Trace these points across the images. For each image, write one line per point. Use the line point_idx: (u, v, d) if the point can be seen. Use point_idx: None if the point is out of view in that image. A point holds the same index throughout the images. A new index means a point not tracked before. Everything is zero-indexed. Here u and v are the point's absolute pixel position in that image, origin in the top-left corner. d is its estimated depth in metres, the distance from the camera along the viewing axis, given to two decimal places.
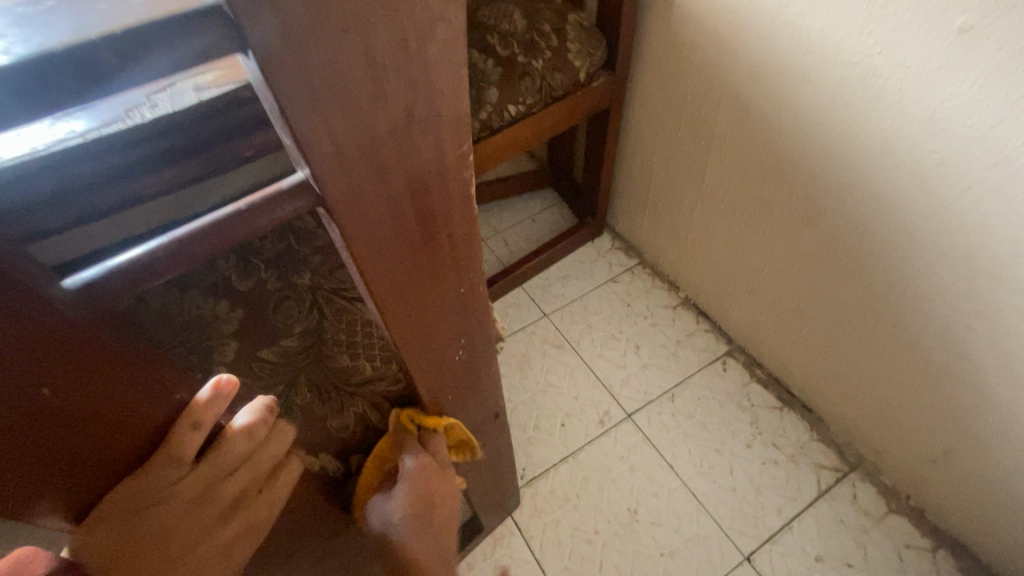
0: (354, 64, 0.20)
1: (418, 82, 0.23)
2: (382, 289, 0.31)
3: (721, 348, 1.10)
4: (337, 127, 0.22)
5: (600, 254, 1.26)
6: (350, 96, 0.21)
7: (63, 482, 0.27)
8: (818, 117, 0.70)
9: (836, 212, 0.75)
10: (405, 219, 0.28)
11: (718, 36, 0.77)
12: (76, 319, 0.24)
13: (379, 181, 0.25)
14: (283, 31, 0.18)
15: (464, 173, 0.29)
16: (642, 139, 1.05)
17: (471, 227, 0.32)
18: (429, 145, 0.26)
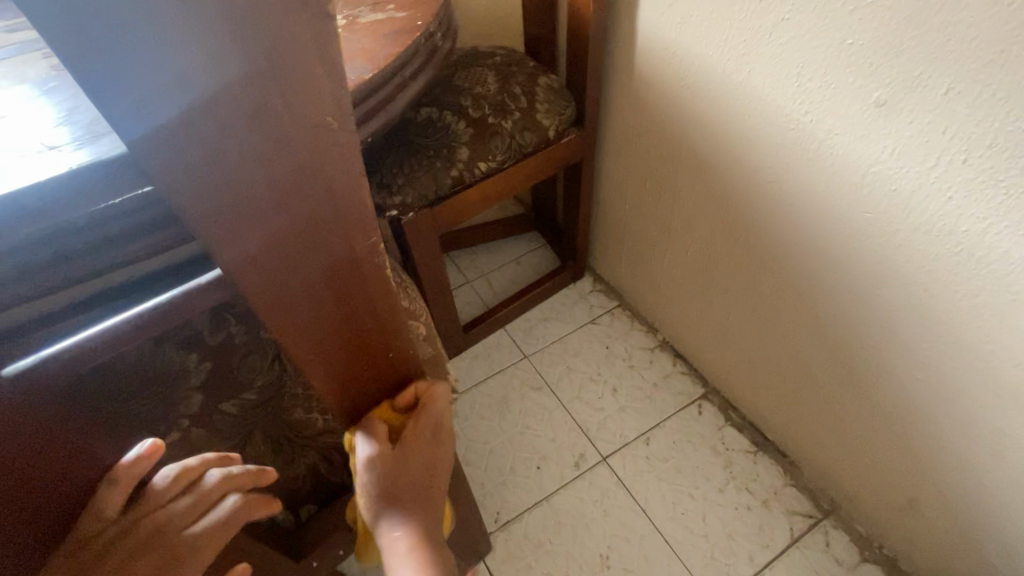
0: (255, 187, 0.25)
1: (318, 193, 0.27)
2: (306, 356, 0.35)
3: (698, 391, 1.11)
4: (244, 236, 0.26)
5: (581, 297, 1.29)
6: (256, 212, 0.26)
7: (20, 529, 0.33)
8: (765, 175, 0.74)
9: (789, 265, 0.78)
10: (323, 300, 0.32)
11: (672, 98, 0.83)
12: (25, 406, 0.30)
13: (292, 273, 0.30)
14: (187, 161, 0.23)
15: (376, 259, 0.33)
16: (613, 189, 1.10)
17: (388, 296, 0.36)
18: (339, 242, 0.30)
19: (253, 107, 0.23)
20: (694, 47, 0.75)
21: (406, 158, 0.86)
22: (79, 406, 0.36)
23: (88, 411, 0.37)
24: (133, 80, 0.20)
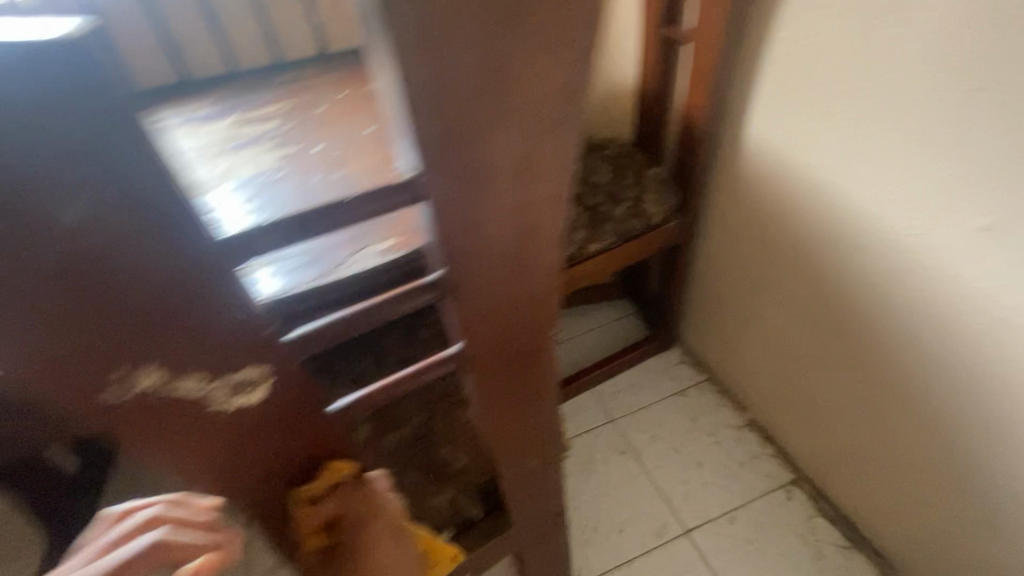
0: (498, 276, 0.35)
1: (535, 284, 0.37)
2: (489, 406, 0.44)
3: (787, 476, 1.11)
4: (477, 307, 0.36)
5: (669, 367, 1.34)
6: (490, 293, 0.36)
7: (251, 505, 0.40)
8: (861, 276, 0.79)
9: (886, 364, 0.81)
10: (512, 360, 0.41)
11: (776, 198, 0.90)
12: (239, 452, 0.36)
13: (498, 337, 0.39)
14: (468, 282, 0.34)
15: (553, 333, 0.41)
16: (709, 269, 1.17)
17: (554, 369, 0.45)
18: (535, 313, 0.39)
19: (514, 249, 0.34)
20: (803, 157, 0.83)
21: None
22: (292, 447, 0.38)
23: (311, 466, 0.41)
24: (461, 240, 0.32)
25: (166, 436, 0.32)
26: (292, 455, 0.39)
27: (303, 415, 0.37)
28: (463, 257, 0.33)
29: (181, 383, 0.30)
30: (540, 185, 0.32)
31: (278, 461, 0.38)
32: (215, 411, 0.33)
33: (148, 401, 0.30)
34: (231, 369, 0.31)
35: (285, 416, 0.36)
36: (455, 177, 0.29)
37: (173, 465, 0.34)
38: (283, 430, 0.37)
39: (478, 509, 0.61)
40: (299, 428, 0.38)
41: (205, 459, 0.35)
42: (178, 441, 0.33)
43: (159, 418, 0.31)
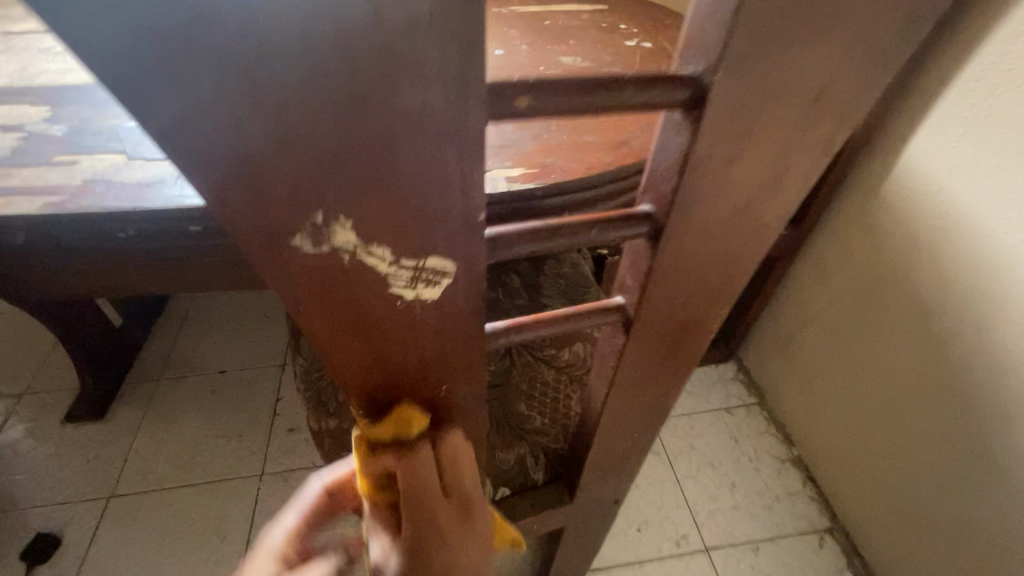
0: (716, 224, 0.29)
1: (739, 247, 0.31)
2: (623, 370, 0.39)
3: (822, 523, 1.06)
4: (679, 253, 0.30)
5: (720, 380, 1.28)
6: (697, 244, 0.30)
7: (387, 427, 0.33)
8: (1003, 342, 0.71)
9: (995, 442, 0.74)
10: (669, 328, 0.36)
11: (915, 234, 0.81)
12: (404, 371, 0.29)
13: (677, 295, 0.33)
14: (680, 232, 0.28)
15: (720, 310, 0.36)
16: (797, 291, 1.09)
17: (697, 355, 0.40)
18: (723, 277, 0.33)
19: (742, 204, 0.28)
20: (967, 194, 0.73)
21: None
22: (456, 380, 0.31)
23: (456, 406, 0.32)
24: (705, 176, 0.26)
25: (328, 316, 0.24)
26: (438, 393, 0.31)
27: (466, 343, 0.29)
28: (693, 199, 0.27)
29: (368, 262, 0.22)
30: (815, 130, 0.26)
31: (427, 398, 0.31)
32: (395, 311, 0.25)
33: (327, 276, 0.22)
34: (418, 258, 0.23)
35: (448, 341, 0.28)
36: (744, 93, 0.22)
37: (330, 372, 0.28)
38: (447, 360, 0.29)
39: (542, 476, 0.57)
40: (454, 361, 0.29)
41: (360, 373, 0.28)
42: (345, 340, 0.26)
43: (334, 300, 0.24)
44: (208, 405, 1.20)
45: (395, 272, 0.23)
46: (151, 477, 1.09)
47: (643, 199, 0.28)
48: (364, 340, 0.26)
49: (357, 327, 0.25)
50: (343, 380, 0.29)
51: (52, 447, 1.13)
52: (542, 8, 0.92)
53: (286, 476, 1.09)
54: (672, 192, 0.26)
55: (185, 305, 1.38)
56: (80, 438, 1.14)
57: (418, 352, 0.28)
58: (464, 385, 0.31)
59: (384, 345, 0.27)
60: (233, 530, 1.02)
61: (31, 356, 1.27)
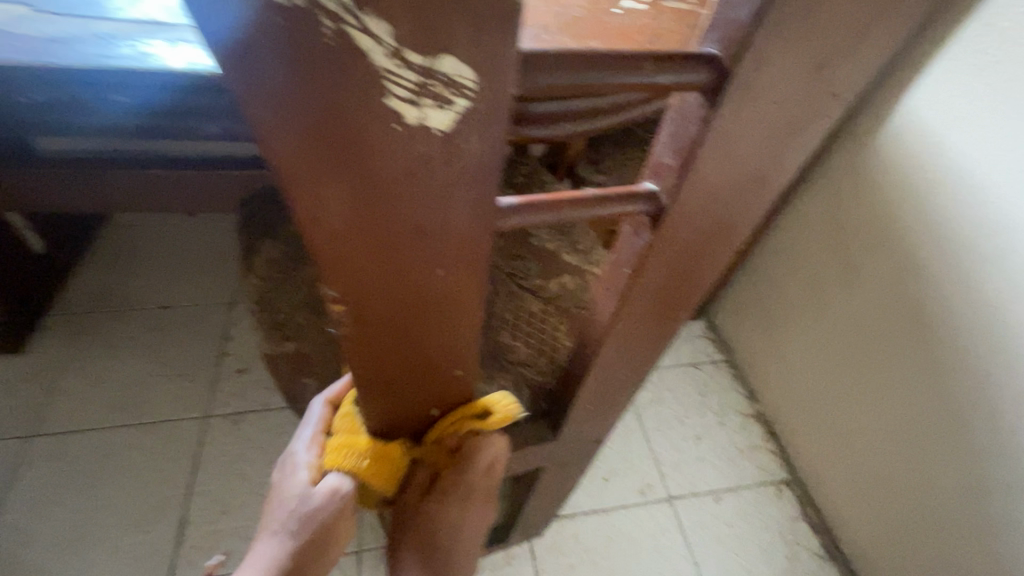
0: (788, 86, 0.24)
1: (800, 126, 0.26)
2: (640, 285, 0.34)
3: (780, 475, 1.08)
4: (741, 119, 0.24)
5: (690, 337, 1.28)
6: (762, 112, 0.24)
7: (355, 308, 0.26)
8: (982, 295, 0.70)
9: (962, 393, 0.75)
10: (701, 235, 0.31)
11: (902, 187, 0.80)
12: (396, 230, 0.22)
13: (723, 184, 0.28)
14: (748, 87, 0.23)
15: (759, 213, 0.31)
16: (775, 248, 1.08)
17: (714, 275, 0.36)
18: (776, 167, 0.28)
19: (821, 61, 0.23)
20: (961, 145, 0.72)
21: (631, 129, 0.83)
22: (454, 259, 0.25)
23: (446, 296, 0.27)
24: (794, 5, 0.20)
25: (307, 114, 0.17)
26: (433, 278, 0.25)
27: (472, 210, 0.23)
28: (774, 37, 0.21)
29: (357, 40, 0.15)
30: None
31: (419, 281, 0.25)
32: (394, 141, 0.19)
33: (299, 64, 0.16)
34: (429, 54, 0.16)
35: (454, 203, 0.22)
36: None
37: (300, 233, 0.22)
38: (451, 225, 0.23)
39: (524, 412, 0.52)
40: (456, 234, 0.23)
41: (340, 235, 0.22)
42: (322, 183, 0.20)
43: (309, 110, 0.17)
44: (149, 342, 1.09)
45: (395, 70, 0.16)
46: (81, 416, 0.99)
47: (707, 39, 0.23)
48: (347, 187, 0.20)
49: (340, 164, 0.19)
50: (314, 244, 0.22)
51: None
52: None
53: (235, 419, 1.01)
54: (753, 22, 0.20)
55: (125, 233, 1.25)
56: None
57: (415, 213, 0.22)
58: (463, 270, 0.26)
59: (375, 194, 0.20)
60: (176, 473, 0.94)
61: None
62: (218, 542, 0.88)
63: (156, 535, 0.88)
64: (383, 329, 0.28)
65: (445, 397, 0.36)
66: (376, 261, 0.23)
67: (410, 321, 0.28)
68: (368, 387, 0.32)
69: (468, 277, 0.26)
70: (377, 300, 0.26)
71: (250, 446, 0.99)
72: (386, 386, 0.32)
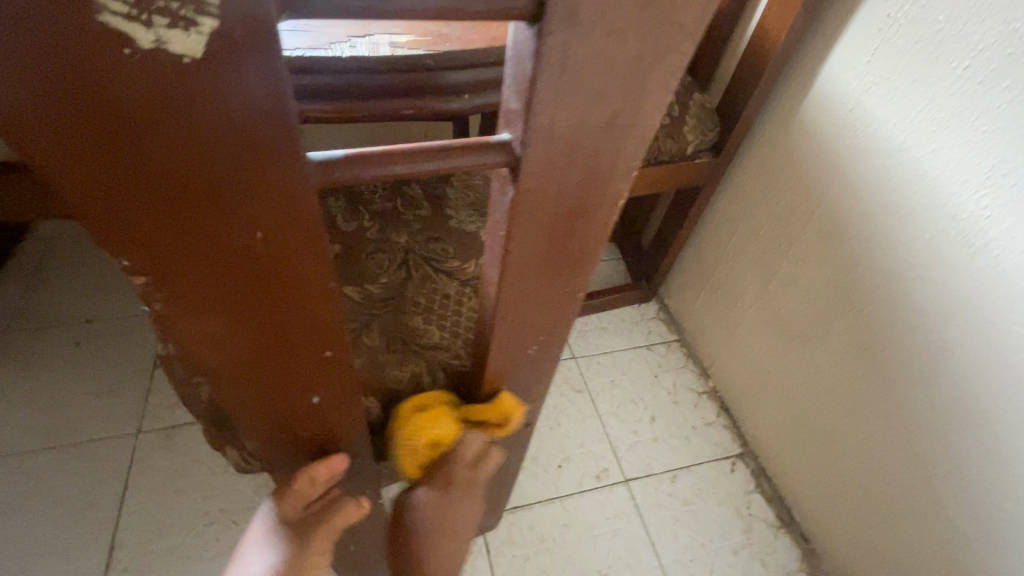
0: (619, 15, 0.22)
1: (646, 62, 0.24)
2: (518, 248, 0.32)
3: (734, 449, 1.09)
4: (574, 51, 0.22)
5: (643, 319, 1.27)
6: (597, 43, 0.22)
7: (164, 268, 0.24)
8: (904, 255, 0.72)
9: (894, 352, 0.76)
10: (569, 188, 0.29)
11: (828, 154, 0.81)
12: (181, 178, 0.21)
13: (578, 128, 0.26)
14: (573, 6, 0.21)
15: (632, 161, 0.30)
16: (716, 225, 1.08)
17: (603, 236, 0.34)
18: (632, 109, 0.26)
19: None
20: (877, 109, 0.73)
21: None
22: (270, 216, 0.23)
23: (274, 258, 0.26)
24: None
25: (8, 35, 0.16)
26: (251, 238, 0.24)
27: (278, 163, 0.21)
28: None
29: None
30: None
31: (235, 240, 0.24)
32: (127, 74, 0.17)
33: None
34: None
35: (245, 149, 0.20)
36: None
37: (66, 185, 0.20)
38: (252, 179, 0.22)
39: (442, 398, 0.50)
40: (265, 189, 0.22)
41: (108, 184, 0.20)
42: (53, 126, 0.18)
43: (1, 35, 0.15)
44: (75, 356, 1.03)
45: None
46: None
47: None
48: (89, 130, 0.18)
49: (66, 101, 0.17)
50: (88, 203, 0.21)
51: None
52: None
53: (170, 432, 0.96)
54: None
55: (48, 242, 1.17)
56: None
57: (194, 161, 0.20)
58: (287, 227, 0.24)
59: (129, 138, 0.19)
60: (105, 494, 0.89)
61: None
62: (153, 562, 0.84)
63: (85, 560, 0.83)
64: (207, 293, 0.26)
65: (318, 370, 0.34)
66: (163, 212, 0.22)
67: (244, 286, 0.26)
68: (220, 359, 0.31)
69: (298, 235, 0.25)
70: (188, 259, 0.24)
71: (187, 458, 0.94)
72: (239, 358, 0.31)
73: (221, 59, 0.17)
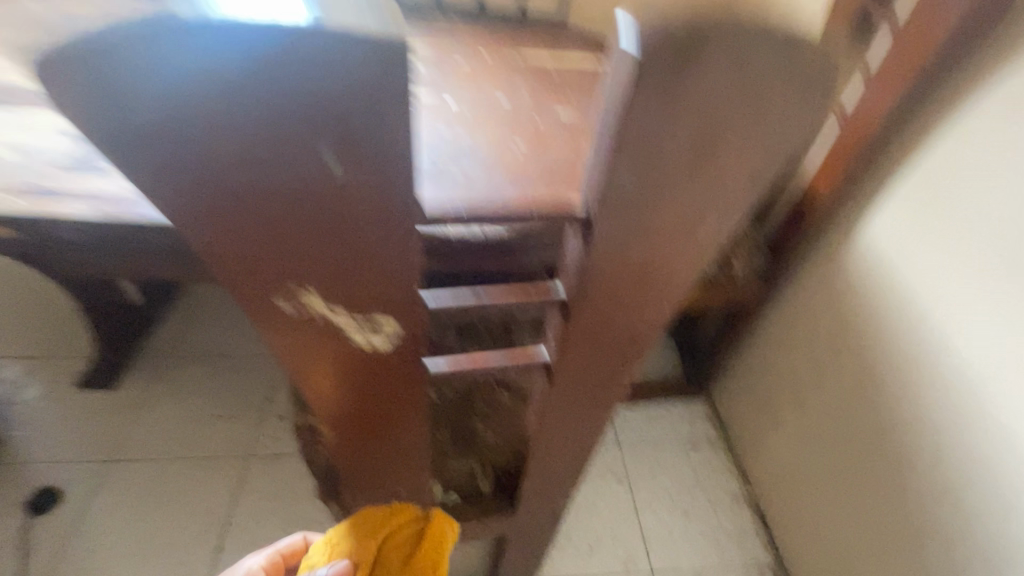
0: (624, 270, 0.37)
1: (647, 287, 0.39)
2: (563, 382, 0.47)
3: (766, 561, 1.12)
4: (595, 288, 0.38)
5: (690, 417, 1.34)
6: (612, 284, 0.38)
7: (334, 402, 0.45)
8: (930, 412, 0.78)
9: (917, 500, 0.80)
10: (598, 351, 0.44)
11: (864, 303, 0.88)
12: (353, 368, 0.41)
13: (602, 319, 0.41)
14: (592, 271, 0.37)
15: (646, 333, 0.44)
16: (763, 340, 1.15)
17: (627, 374, 0.48)
18: (641, 309, 0.41)
19: (643, 259, 0.37)
20: (909, 273, 0.81)
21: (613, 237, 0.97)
22: (394, 386, 0.43)
23: (392, 403, 0.45)
24: (607, 237, 0.34)
25: (304, 325, 0.37)
26: (380, 394, 0.44)
27: (404, 363, 0.41)
28: (594, 272, 0.37)
29: (330, 302, 0.35)
30: (697, 208, 0.34)
31: (373, 392, 0.44)
32: (318, 356, 0.40)
33: (297, 307, 0.36)
34: (367, 309, 0.35)
35: (383, 359, 0.40)
36: (625, 190, 0.31)
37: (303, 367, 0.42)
38: (389, 373, 0.42)
39: (488, 486, 0.66)
40: (393, 375, 0.42)
41: (320, 369, 0.42)
42: (308, 348, 0.40)
43: (303, 322, 0.37)
44: (208, 385, 1.28)
45: (343, 319, 0.36)
46: (149, 445, 1.18)
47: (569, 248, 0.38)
48: (320, 351, 0.40)
49: (315, 342, 0.39)
50: (310, 377, 0.43)
51: (63, 408, 1.22)
52: (554, 67, 1.08)
53: (271, 459, 1.17)
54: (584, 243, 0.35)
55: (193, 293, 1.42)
56: (88, 404, 1.23)
57: (362, 365, 0.41)
58: (401, 391, 0.44)
59: (336, 355, 0.40)
60: (218, 506, 1.11)
61: (47, 321, 1.34)
62: None
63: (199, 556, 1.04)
64: (353, 413, 0.47)
65: (403, 458, 0.53)
66: (340, 381, 0.43)
67: (367, 418, 0.47)
68: (352, 443, 0.51)
69: (405, 395, 0.45)
70: (346, 398, 0.45)
71: (280, 487, 1.15)
72: (361, 445, 0.51)
73: (406, 311, 0.36)
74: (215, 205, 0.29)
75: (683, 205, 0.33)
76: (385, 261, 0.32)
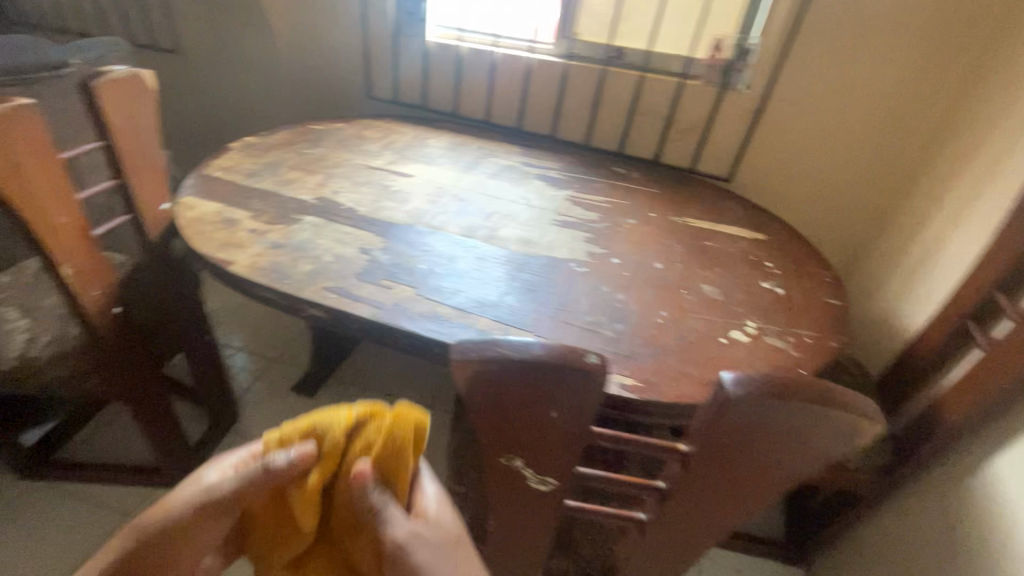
0: (707, 490, 0.55)
1: (723, 502, 0.56)
2: (650, 540, 0.64)
3: None
4: (684, 495, 0.56)
5: None
6: (696, 495, 0.56)
7: (497, 517, 0.65)
8: None
9: None
10: (681, 529, 0.61)
11: (982, 538, 0.88)
12: (520, 503, 0.62)
13: (686, 512, 0.59)
14: (682, 485, 0.55)
15: (720, 526, 0.60)
16: (876, 533, 1.14)
17: (701, 546, 0.64)
18: (716, 513, 0.58)
19: (722, 486, 0.54)
20: None
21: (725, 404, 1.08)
22: (542, 517, 0.63)
23: (537, 526, 0.65)
24: (699, 472, 0.53)
25: (502, 477, 0.58)
26: (531, 518, 0.64)
27: (553, 506, 0.61)
28: (685, 486, 0.55)
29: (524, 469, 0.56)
30: (766, 469, 0.51)
31: (525, 517, 0.64)
32: (502, 493, 0.60)
33: (502, 470, 0.57)
34: (546, 476, 0.56)
35: (542, 502, 0.60)
36: (714, 451, 0.50)
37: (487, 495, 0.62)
38: (543, 509, 0.61)
39: None
40: (544, 511, 0.62)
41: (497, 498, 0.62)
42: (497, 488, 0.60)
43: (501, 477, 0.58)
44: None
45: (530, 479, 0.57)
46: None
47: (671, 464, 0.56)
48: (504, 491, 0.60)
49: (503, 486, 0.59)
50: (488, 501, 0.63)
51: (278, 403, 1.65)
52: (711, 235, 1.26)
53: None
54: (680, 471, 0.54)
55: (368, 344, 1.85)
56: (293, 405, 1.64)
57: (527, 501, 0.61)
58: (547, 520, 0.64)
59: (512, 494, 0.60)
60: None
61: (280, 340, 1.83)
62: None
63: None
64: (506, 525, 0.66)
65: (528, 559, 0.72)
66: (507, 506, 0.63)
67: (514, 530, 0.67)
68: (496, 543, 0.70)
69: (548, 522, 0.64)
70: (506, 517, 0.65)
71: None
72: (503, 545, 0.70)
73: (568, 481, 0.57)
74: (487, 422, 0.52)
75: (758, 465, 0.51)
76: (562, 458, 0.53)
